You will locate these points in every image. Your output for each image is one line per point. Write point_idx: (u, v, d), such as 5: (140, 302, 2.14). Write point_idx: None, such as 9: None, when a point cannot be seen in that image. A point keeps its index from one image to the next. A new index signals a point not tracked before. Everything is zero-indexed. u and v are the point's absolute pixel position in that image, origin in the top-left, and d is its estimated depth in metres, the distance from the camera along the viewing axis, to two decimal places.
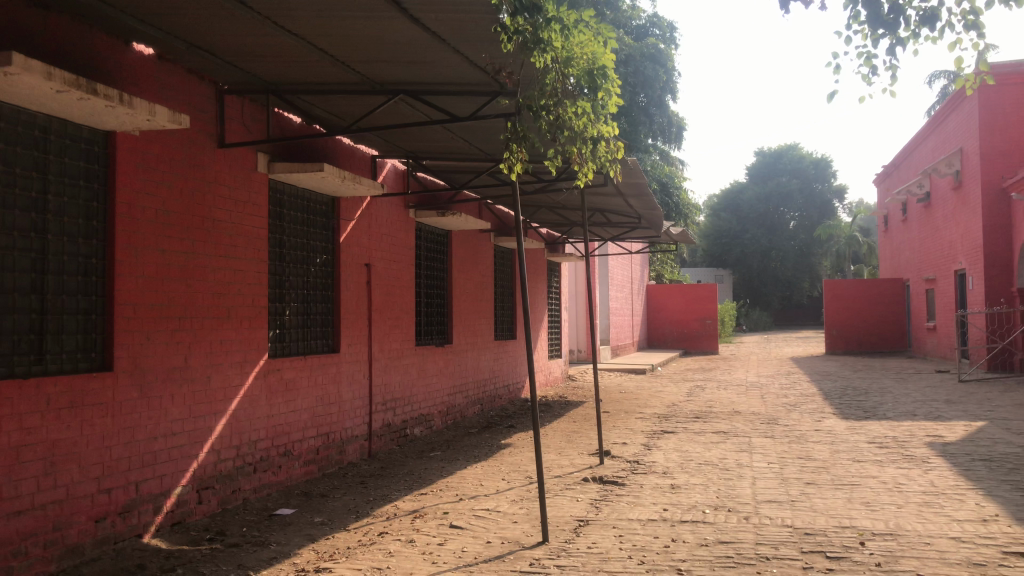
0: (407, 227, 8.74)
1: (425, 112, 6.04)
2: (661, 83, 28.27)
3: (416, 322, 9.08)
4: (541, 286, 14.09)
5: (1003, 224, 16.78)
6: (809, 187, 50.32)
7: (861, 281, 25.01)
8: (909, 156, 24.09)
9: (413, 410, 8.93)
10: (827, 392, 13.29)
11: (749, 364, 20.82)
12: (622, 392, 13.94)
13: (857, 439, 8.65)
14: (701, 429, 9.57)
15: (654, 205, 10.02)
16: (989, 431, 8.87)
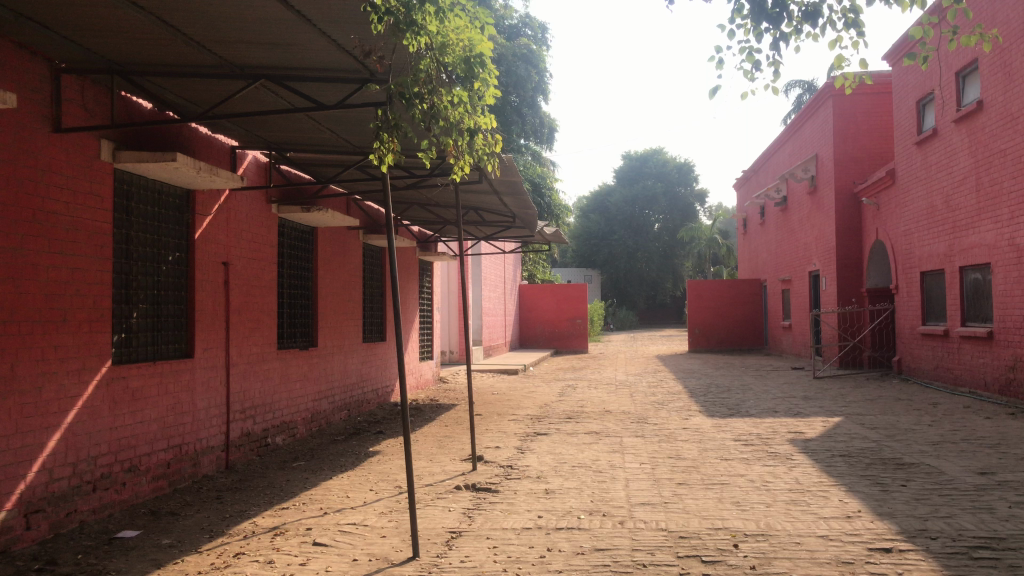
0: (269, 224, 8.27)
1: (288, 100, 5.65)
2: (532, 84, 28.44)
3: (278, 325, 8.62)
4: (412, 286, 13.77)
5: (854, 228, 17.67)
6: (673, 190, 51.94)
7: (721, 282, 25.92)
8: (767, 162, 25.12)
9: (274, 417, 8.48)
10: (693, 391, 13.57)
11: (618, 363, 21.15)
12: (494, 394, 13.80)
13: (724, 437, 8.79)
14: (574, 430, 9.52)
15: (528, 204, 9.88)
16: (846, 427, 9.21)
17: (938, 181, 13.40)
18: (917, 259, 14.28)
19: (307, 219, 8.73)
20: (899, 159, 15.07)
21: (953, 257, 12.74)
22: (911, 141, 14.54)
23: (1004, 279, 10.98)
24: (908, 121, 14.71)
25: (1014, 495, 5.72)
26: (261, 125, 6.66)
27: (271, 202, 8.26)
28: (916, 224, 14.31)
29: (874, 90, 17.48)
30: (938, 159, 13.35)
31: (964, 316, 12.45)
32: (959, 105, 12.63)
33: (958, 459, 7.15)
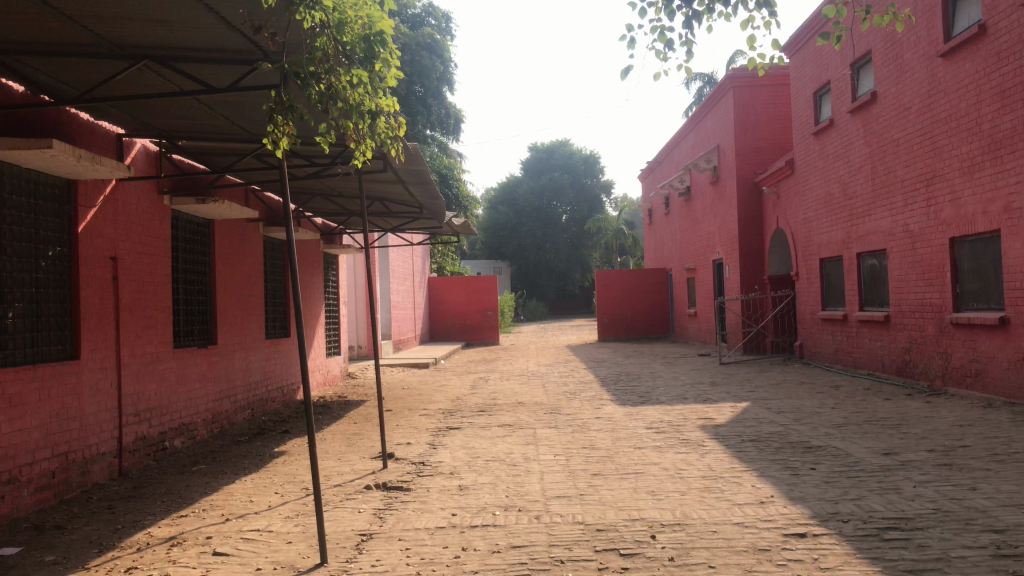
0: (161, 216, 7.83)
1: (175, 83, 5.28)
2: (437, 74, 28.14)
3: (174, 322, 8.18)
4: (316, 279, 13.36)
5: (755, 216, 18.07)
6: (580, 181, 52.40)
7: (628, 271, 26.20)
8: (670, 153, 25.51)
9: (172, 420, 8.05)
10: (604, 380, 13.62)
11: (529, 354, 21.13)
12: (405, 389, 13.54)
13: (636, 425, 8.79)
14: (487, 423, 9.37)
15: (435, 194, 9.66)
16: (754, 412, 9.34)
17: (835, 170, 13.77)
18: (817, 246, 14.67)
19: (202, 211, 8.31)
20: (798, 148, 15.44)
21: (851, 244, 13.11)
22: (809, 131, 14.91)
23: (899, 265, 11.35)
24: (806, 111, 15.08)
25: (918, 474, 5.85)
26: (147, 110, 6.24)
27: (161, 192, 7.81)
28: (815, 212, 14.69)
29: (772, 82, 17.90)
30: (835, 149, 13.71)
31: (862, 301, 12.85)
32: (854, 96, 13.00)
33: (863, 440, 7.30)
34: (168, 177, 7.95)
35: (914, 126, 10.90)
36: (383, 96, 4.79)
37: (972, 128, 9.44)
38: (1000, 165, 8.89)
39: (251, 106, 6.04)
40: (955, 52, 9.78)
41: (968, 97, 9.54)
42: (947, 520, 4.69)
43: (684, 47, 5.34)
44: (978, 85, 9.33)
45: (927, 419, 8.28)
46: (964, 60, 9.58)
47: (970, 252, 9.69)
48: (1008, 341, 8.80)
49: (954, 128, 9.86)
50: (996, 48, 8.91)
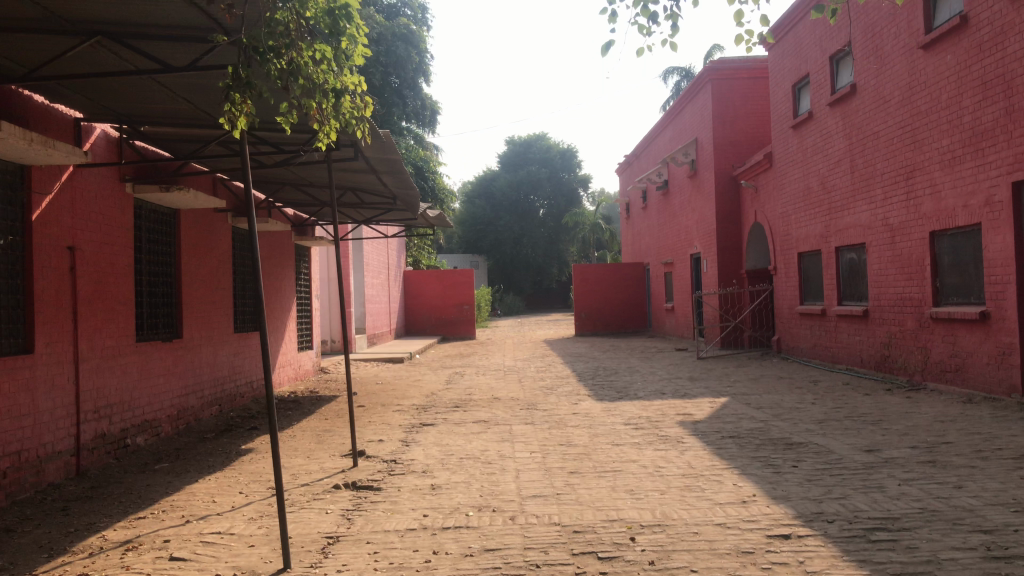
0: (122, 204, 7.54)
1: (131, 62, 5.02)
2: (412, 65, 27.83)
3: (137, 315, 7.90)
4: (287, 272, 13.07)
5: (733, 210, 17.96)
6: (557, 176, 52.21)
7: (605, 265, 26.06)
8: (648, 147, 25.37)
9: (135, 416, 7.77)
10: (581, 374, 13.45)
11: (505, 349, 20.93)
12: (378, 384, 13.28)
13: (614, 421, 8.62)
14: (461, 419, 9.16)
15: (409, 184, 9.44)
16: (733, 408, 9.20)
17: (813, 164, 13.66)
18: (795, 240, 14.57)
19: (166, 199, 8.04)
20: (776, 142, 15.34)
21: (829, 238, 13.01)
22: (788, 124, 14.80)
23: (878, 259, 11.27)
24: (785, 104, 14.97)
25: (901, 472, 5.71)
26: (106, 92, 5.96)
27: (124, 180, 7.53)
28: (793, 206, 14.59)
29: (751, 75, 17.80)
30: (814, 142, 13.60)
31: (840, 295, 12.77)
32: (833, 88, 12.89)
33: (844, 437, 7.17)
34: (130, 164, 7.67)
35: (894, 119, 10.80)
36: (348, 74, 4.71)
37: (953, 120, 9.33)
38: (982, 158, 8.78)
39: (213, 91, 5.84)
40: (936, 44, 9.67)
41: (949, 89, 9.43)
42: (934, 520, 4.55)
43: (668, 21, 5.31)
44: (959, 77, 9.22)
45: (908, 414, 8.18)
46: (945, 51, 9.47)
47: (950, 246, 9.60)
48: (988, 336, 8.72)
49: (935, 120, 9.75)
50: (978, 39, 8.80)
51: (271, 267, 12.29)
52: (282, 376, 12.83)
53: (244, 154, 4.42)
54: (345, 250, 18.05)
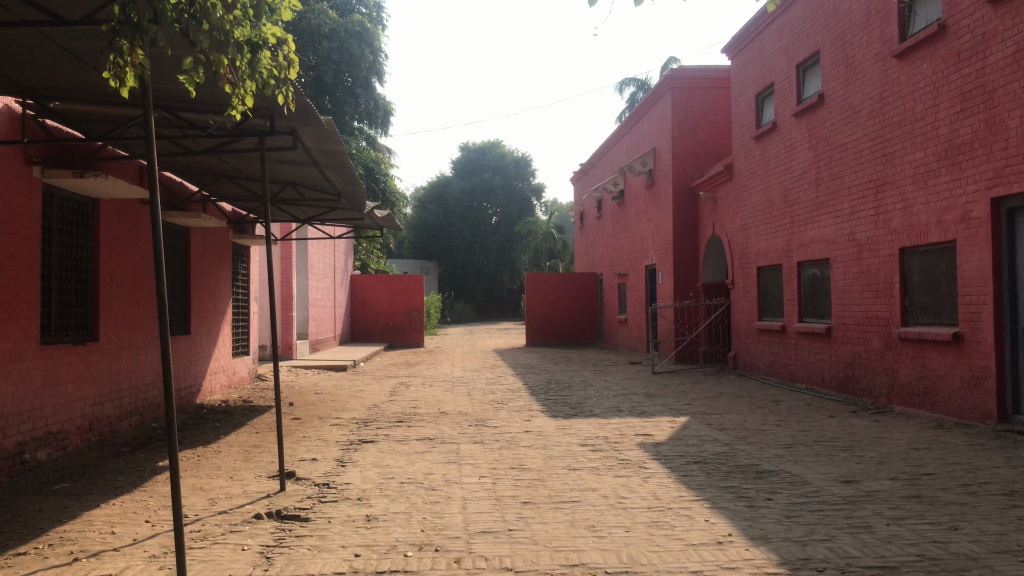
0: (28, 191, 6.75)
1: (19, 15, 4.31)
2: (366, 63, 27.03)
3: (44, 313, 7.09)
4: (222, 272, 12.24)
5: (691, 222, 17.55)
6: (510, 184, 51.73)
7: (557, 275, 25.58)
8: (604, 155, 24.90)
9: (35, 428, 6.91)
10: (533, 388, 12.81)
11: (454, 357, 20.22)
12: (318, 394, 12.47)
13: (568, 442, 8.01)
14: (405, 436, 8.45)
15: (355, 180, 8.75)
16: (695, 429, 8.67)
17: (776, 176, 13.29)
18: (754, 254, 14.19)
19: (80, 186, 7.26)
20: (737, 152, 14.97)
21: (791, 252, 12.63)
22: (750, 135, 14.42)
23: (843, 275, 10.88)
24: (747, 114, 14.60)
25: (887, 509, 5.19)
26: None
27: (30, 162, 6.76)
28: (754, 218, 14.20)
29: (711, 84, 17.42)
30: (777, 154, 13.21)
31: (801, 312, 12.38)
32: (799, 99, 12.52)
33: (818, 465, 6.66)
34: (39, 145, 6.91)
35: (863, 130, 10.43)
36: (268, 26, 4.51)
37: (928, 132, 8.95)
38: (958, 172, 8.40)
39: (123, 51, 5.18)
40: (910, 53, 9.31)
41: (924, 100, 9.05)
42: (937, 570, 4.01)
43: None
44: (934, 87, 8.85)
45: (880, 440, 7.72)
46: (920, 60, 9.10)
47: (921, 263, 9.22)
48: (961, 359, 8.32)
49: (908, 133, 9.37)
50: (957, 48, 8.43)
51: (205, 265, 11.46)
52: (214, 382, 11.98)
53: (148, 103, 3.67)
54: (288, 251, 17.22)
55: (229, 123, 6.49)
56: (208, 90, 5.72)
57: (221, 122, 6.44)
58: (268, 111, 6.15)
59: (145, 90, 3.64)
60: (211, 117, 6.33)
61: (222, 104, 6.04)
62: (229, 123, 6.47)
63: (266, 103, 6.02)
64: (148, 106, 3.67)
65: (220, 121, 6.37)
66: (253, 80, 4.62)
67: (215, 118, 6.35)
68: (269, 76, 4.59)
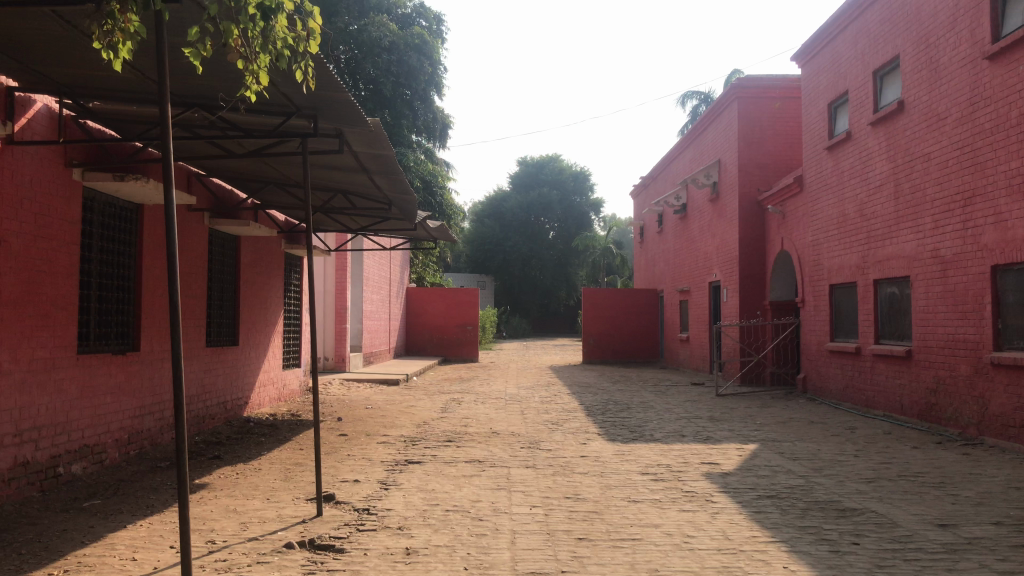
0: (67, 194, 6.51)
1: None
2: (425, 76, 26.88)
3: (81, 320, 6.81)
4: (273, 282, 12.00)
5: (758, 237, 16.82)
6: (568, 199, 51.26)
7: (615, 291, 25.00)
8: (666, 168, 24.27)
9: (71, 440, 6.61)
10: (589, 408, 12.26)
11: (508, 373, 19.74)
12: (367, 409, 12.10)
13: (627, 469, 7.46)
14: (453, 457, 8.00)
15: (407, 187, 8.38)
16: (765, 458, 8.04)
17: (851, 189, 12.55)
18: (826, 270, 13.44)
19: (122, 190, 7.01)
20: (808, 163, 14.25)
21: (867, 269, 11.87)
22: (821, 146, 13.70)
23: (926, 294, 10.12)
24: (818, 124, 13.89)
25: (996, 561, 4.54)
26: (27, 43, 4.95)
27: (70, 164, 6.52)
28: (826, 234, 13.45)
29: (780, 95, 16.73)
30: (852, 165, 12.48)
31: (878, 333, 11.61)
32: (876, 107, 11.80)
33: (907, 504, 6.00)
34: (80, 147, 6.68)
35: (949, 139, 9.70)
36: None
37: None
38: None
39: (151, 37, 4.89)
40: (1005, 54, 8.59)
41: (1021, 105, 8.32)
42: None
43: None
44: None
45: (974, 477, 7.00)
46: (1016, 62, 8.38)
47: (1016, 281, 8.46)
48: None
49: (1002, 141, 8.63)
50: None
51: (255, 275, 11.23)
52: (263, 395, 11.70)
53: (165, 94, 3.44)
54: (343, 262, 17.01)
55: (244, 105, 5.83)
56: (218, 62, 5.10)
57: (234, 103, 5.78)
58: (310, 109, 5.80)
59: (162, 80, 3.44)
60: (221, 97, 5.69)
61: (233, 81, 5.42)
62: (243, 103, 5.78)
63: (309, 101, 5.69)
64: (164, 97, 3.44)
65: (231, 100, 5.72)
66: (267, 54, 4.26)
67: (225, 96, 5.67)
68: (283, 48, 4.21)
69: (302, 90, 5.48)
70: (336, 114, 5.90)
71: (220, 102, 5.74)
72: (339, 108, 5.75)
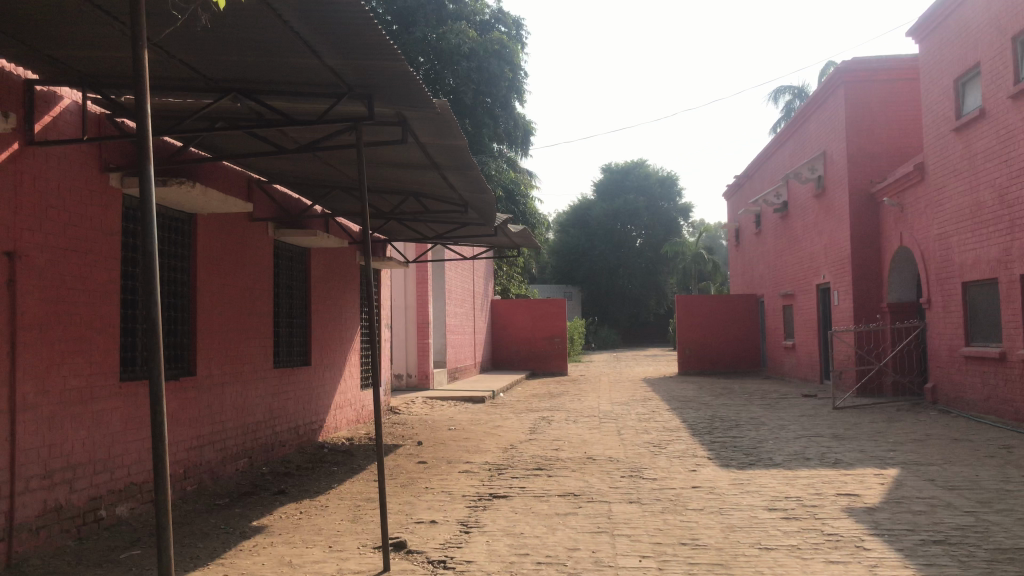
0: (103, 202, 5.81)
1: None
2: (506, 82, 26.00)
3: (123, 344, 6.11)
4: (348, 296, 11.24)
5: (872, 232, 15.34)
6: (656, 204, 49.79)
7: (712, 297, 23.62)
8: (762, 165, 22.82)
9: (114, 478, 5.87)
10: (694, 427, 11.09)
11: (600, 388, 18.62)
12: (452, 431, 11.22)
13: (750, 504, 6.31)
14: (544, 489, 6.99)
15: (484, 186, 7.46)
16: (916, 488, 6.76)
17: (986, 173, 11.08)
18: (957, 266, 11.96)
19: (167, 197, 6.31)
20: (931, 148, 12.79)
21: (1011, 262, 10.37)
22: (947, 127, 12.22)
23: None
24: (941, 104, 12.44)
25: None
26: (30, 21, 4.23)
27: (106, 169, 5.83)
28: (955, 225, 11.98)
29: (892, 77, 15.24)
30: (987, 146, 11.00)
31: None
32: (1016, 79, 10.36)
33: None
34: (118, 150, 5.98)
35: None
36: None
37: None
38: None
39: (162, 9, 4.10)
40: None
41: None
42: None
43: None
44: None
45: None
46: None
47: None
48: None
49: None
50: None
51: (327, 289, 10.47)
52: (340, 418, 10.93)
53: (140, 78, 2.90)
54: (424, 275, 16.26)
55: (265, 60, 4.62)
56: (242, 30, 4.27)
57: (257, 62, 4.65)
58: (364, 89, 4.94)
59: (134, 60, 2.90)
60: (233, 49, 4.51)
61: (267, 57, 4.59)
62: (280, 73, 4.80)
63: (362, 80, 4.85)
64: (140, 80, 2.90)
65: (233, 38, 4.36)
66: None
67: (257, 64, 4.68)
68: None
69: (349, 63, 4.58)
70: (396, 92, 4.98)
71: (234, 54, 4.55)
72: (398, 84, 4.83)
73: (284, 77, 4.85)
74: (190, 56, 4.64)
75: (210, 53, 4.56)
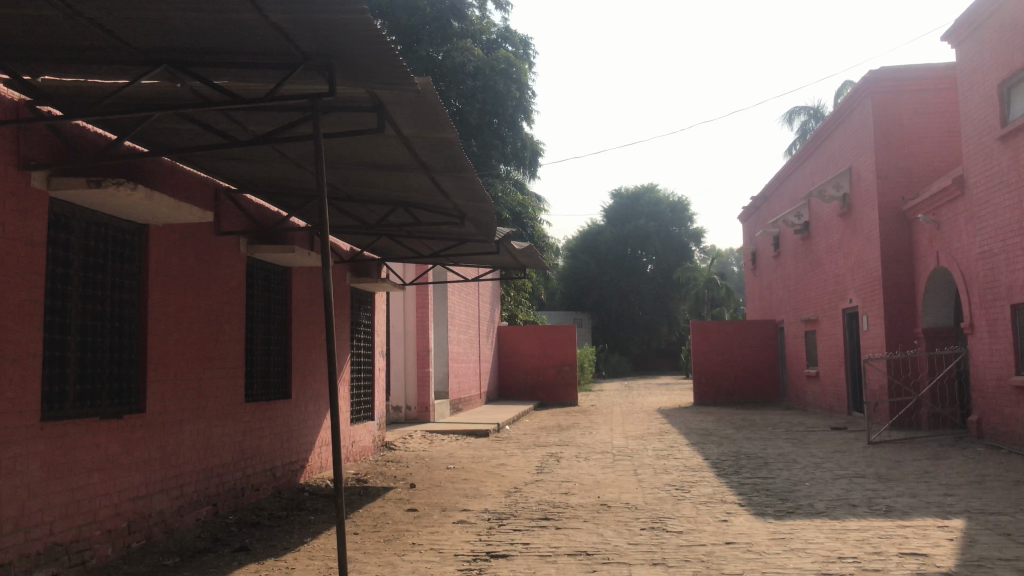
0: (23, 206, 4.85)
1: None
2: (512, 101, 25.10)
3: (47, 377, 5.11)
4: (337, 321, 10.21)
5: (905, 253, 14.30)
6: (667, 229, 48.86)
7: (729, 323, 22.53)
8: (780, 184, 21.83)
9: (30, 540, 4.85)
10: (718, 465, 9.99)
11: (612, 419, 17.53)
12: (451, 470, 10.15)
13: (797, 568, 5.23)
14: (553, 546, 5.94)
15: (482, 194, 6.50)
16: (995, 546, 5.67)
17: None
18: (1004, 287, 10.91)
19: (105, 204, 5.37)
20: (972, 160, 11.79)
21: None
22: (991, 136, 11.23)
23: None
24: (983, 111, 11.46)
25: None
26: None
27: (28, 166, 4.87)
28: (1002, 241, 10.95)
29: (923, 87, 14.28)
30: None
31: None
32: None
33: None
34: (43, 143, 5.03)
35: None
36: None
37: None
38: None
39: None
40: None
41: None
42: None
43: None
44: None
45: None
46: None
47: None
48: None
49: None
50: None
51: (311, 314, 9.47)
52: (326, 456, 9.88)
53: None
54: (424, 298, 15.24)
55: (194, 20, 3.67)
56: None
57: (186, 23, 3.71)
58: (324, 58, 3.99)
59: None
60: (152, 8, 3.57)
61: (199, 18, 3.66)
62: (217, 39, 3.86)
63: (319, 48, 3.91)
64: None
65: None
66: None
67: (188, 27, 3.74)
68: None
69: (302, 20, 3.62)
70: (364, 64, 4.02)
71: (155, 12, 3.60)
72: (365, 51, 3.86)
73: (223, 43, 3.92)
74: (99, 17, 3.68)
75: (124, 13, 3.62)
